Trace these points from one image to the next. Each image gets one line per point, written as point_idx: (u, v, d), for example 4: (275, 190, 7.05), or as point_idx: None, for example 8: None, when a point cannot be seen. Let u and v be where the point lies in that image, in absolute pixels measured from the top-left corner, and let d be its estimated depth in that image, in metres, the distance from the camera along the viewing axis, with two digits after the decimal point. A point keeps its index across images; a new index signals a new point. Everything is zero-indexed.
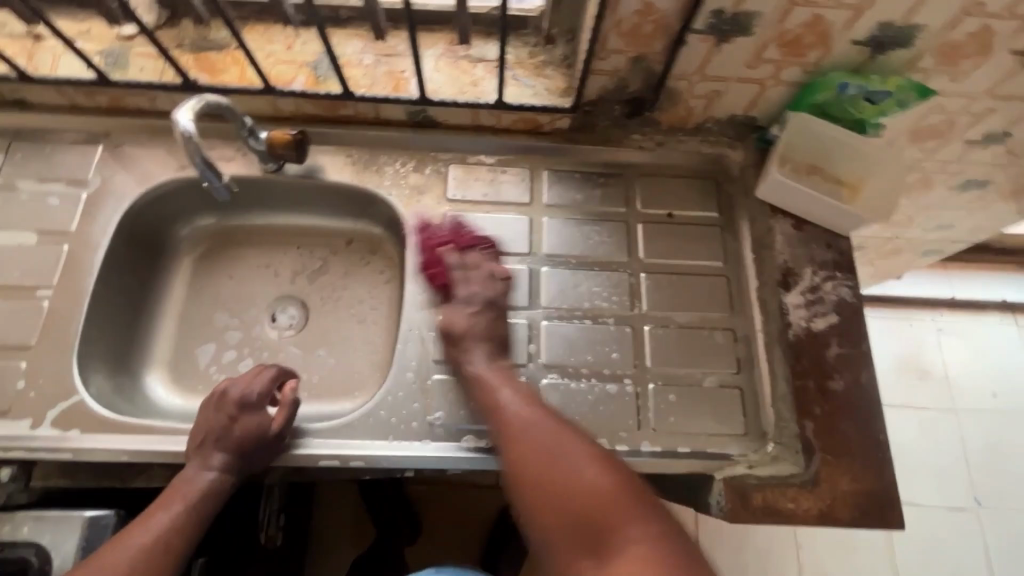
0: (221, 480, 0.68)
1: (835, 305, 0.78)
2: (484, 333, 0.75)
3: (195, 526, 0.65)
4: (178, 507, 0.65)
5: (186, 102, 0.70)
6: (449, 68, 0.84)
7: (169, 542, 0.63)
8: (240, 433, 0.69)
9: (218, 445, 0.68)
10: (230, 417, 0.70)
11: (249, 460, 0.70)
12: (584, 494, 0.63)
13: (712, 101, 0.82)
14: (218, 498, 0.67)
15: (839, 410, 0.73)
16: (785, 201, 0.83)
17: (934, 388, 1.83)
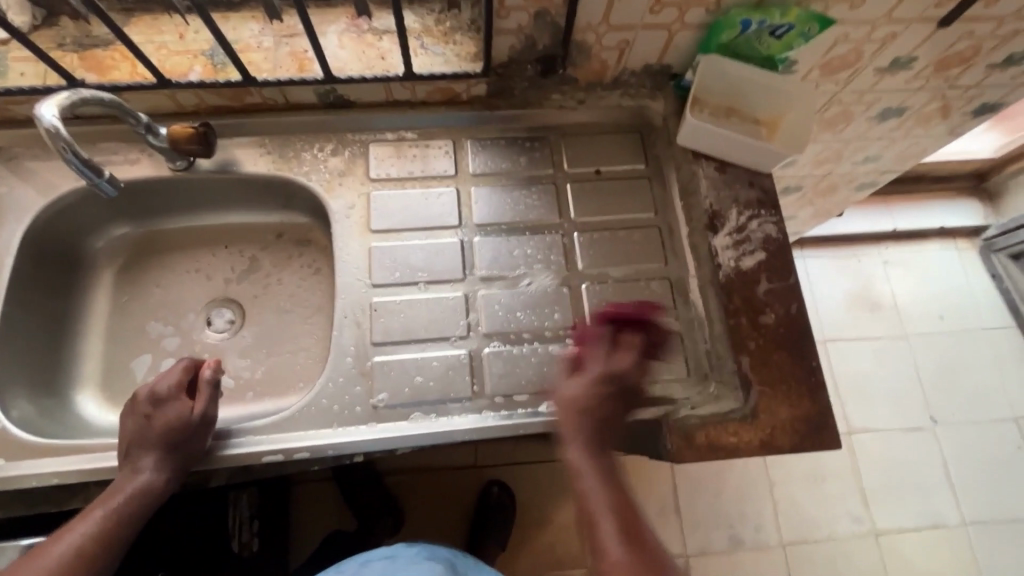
0: (153, 481, 0.66)
1: (761, 242, 0.79)
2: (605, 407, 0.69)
3: (120, 532, 0.64)
4: (98, 519, 0.63)
5: (55, 94, 0.64)
6: (354, 44, 0.81)
7: (86, 554, 0.62)
8: (160, 427, 0.67)
9: (144, 446, 0.66)
10: (149, 413, 0.68)
11: (178, 455, 0.67)
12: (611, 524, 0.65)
13: (623, 52, 0.81)
14: (146, 502, 0.65)
15: (772, 343, 0.75)
16: (705, 144, 0.83)
17: (885, 318, 1.90)
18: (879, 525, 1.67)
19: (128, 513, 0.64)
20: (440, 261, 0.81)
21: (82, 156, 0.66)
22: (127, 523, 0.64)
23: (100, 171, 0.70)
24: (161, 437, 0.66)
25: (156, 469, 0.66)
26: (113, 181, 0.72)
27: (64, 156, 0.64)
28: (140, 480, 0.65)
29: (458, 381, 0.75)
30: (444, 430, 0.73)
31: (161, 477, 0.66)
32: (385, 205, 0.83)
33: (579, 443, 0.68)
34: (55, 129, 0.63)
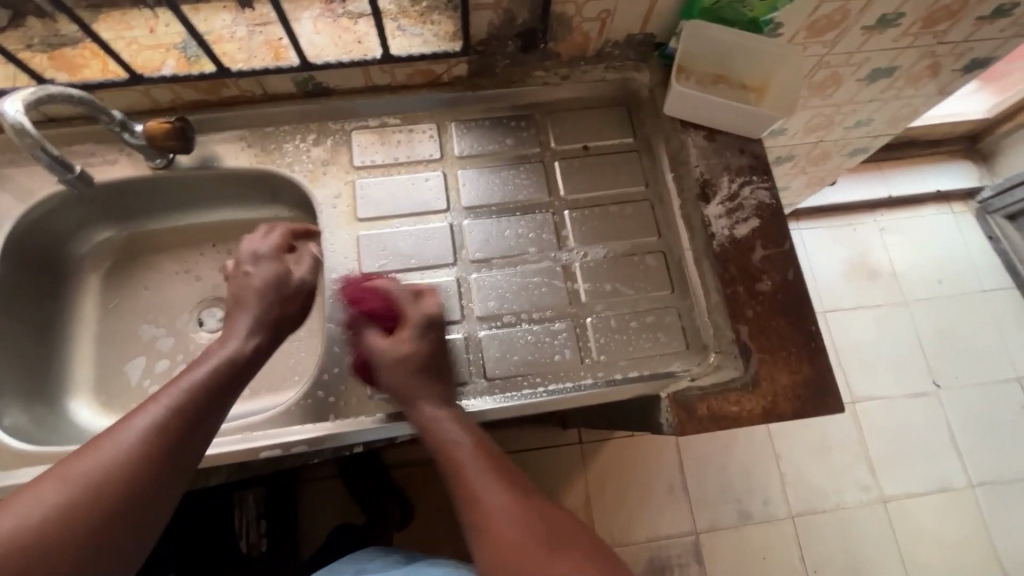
0: (244, 347, 0.63)
1: (754, 209, 0.78)
2: (427, 356, 0.69)
3: (202, 410, 0.57)
4: (184, 387, 0.57)
5: (21, 90, 0.62)
6: (330, 28, 0.79)
7: (178, 421, 0.55)
8: (258, 284, 0.68)
9: (241, 304, 0.67)
10: (245, 273, 0.70)
11: (274, 319, 0.68)
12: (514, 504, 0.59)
13: (605, 22, 0.79)
14: (233, 371, 0.61)
15: (771, 309, 0.74)
16: (693, 112, 0.81)
17: (883, 285, 1.90)
18: (887, 491, 1.67)
19: (215, 378, 0.59)
20: (431, 246, 0.80)
21: (54, 154, 0.67)
22: (212, 394, 0.58)
23: (71, 167, 0.72)
24: (257, 294, 0.68)
25: (247, 334, 0.64)
26: (83, 172, 0.74)
27: (32, 153, 0.65)
28: (229, 347, 0.63)
29: (455, 365, 0.74)
30: None
31: (254, 342, 0.64)
32: (371, 192, 0.82)
33: (432, 400, 0.67)
34: (22, 125, 0.62)
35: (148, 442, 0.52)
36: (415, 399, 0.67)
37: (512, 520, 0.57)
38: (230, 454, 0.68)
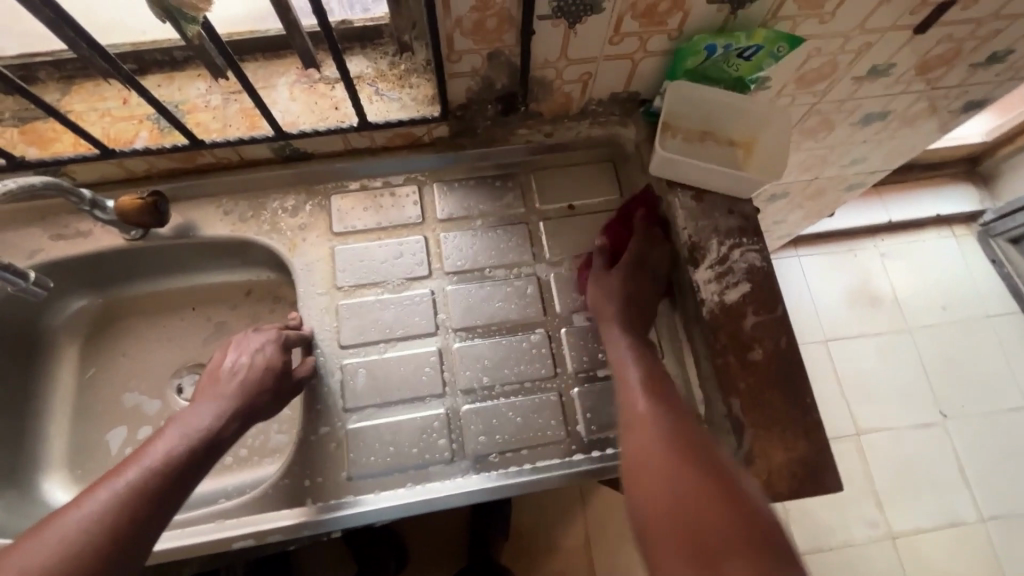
0: (211, 426, 0.63)
1: (745, 273, 0.76)
2: (617, 295, 0.75)
3: (181, 472, 0.58)
4: (162, 451, 0.58)
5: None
6: (306, 95, 0.77)
7: (151, 486, 0.56)
8: (266, 370, 0.69)
9: (221, 383, 0.68)
10: (260, 348, 0.70)
11: (256, 400, 0.67)
12: (690, 500, 0.53)
13: (587, 83, 0.77)
14: (209, 442, 0.62)
15: (764, 381, 0.71)
16: (678, 174, 0.79)
17: (886, 313, 1.86)
18: (896, 527, 1.62)
19: (192, 445, 0.60)
20: (412, 316, 0.77)
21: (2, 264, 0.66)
22: (182, 467, 0.59)
23: (25, 275, 0.69)
24: (237, 385, 0.67)
25: (224, 412, 0.65)
26: (32, 275, 0.70)
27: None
28: (200, 420, 0.63)
29: (436, 442, 0.72)
30: (423, 497, 0.69)
31: (231, 418, 0.65)
32: (351, 259, 0.80)
33: (616, 326, 0.74)
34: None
35: (121, 503, 0.53)
36: (602, 324, 0.75)
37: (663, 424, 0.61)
38: (205, 544, 0.66)
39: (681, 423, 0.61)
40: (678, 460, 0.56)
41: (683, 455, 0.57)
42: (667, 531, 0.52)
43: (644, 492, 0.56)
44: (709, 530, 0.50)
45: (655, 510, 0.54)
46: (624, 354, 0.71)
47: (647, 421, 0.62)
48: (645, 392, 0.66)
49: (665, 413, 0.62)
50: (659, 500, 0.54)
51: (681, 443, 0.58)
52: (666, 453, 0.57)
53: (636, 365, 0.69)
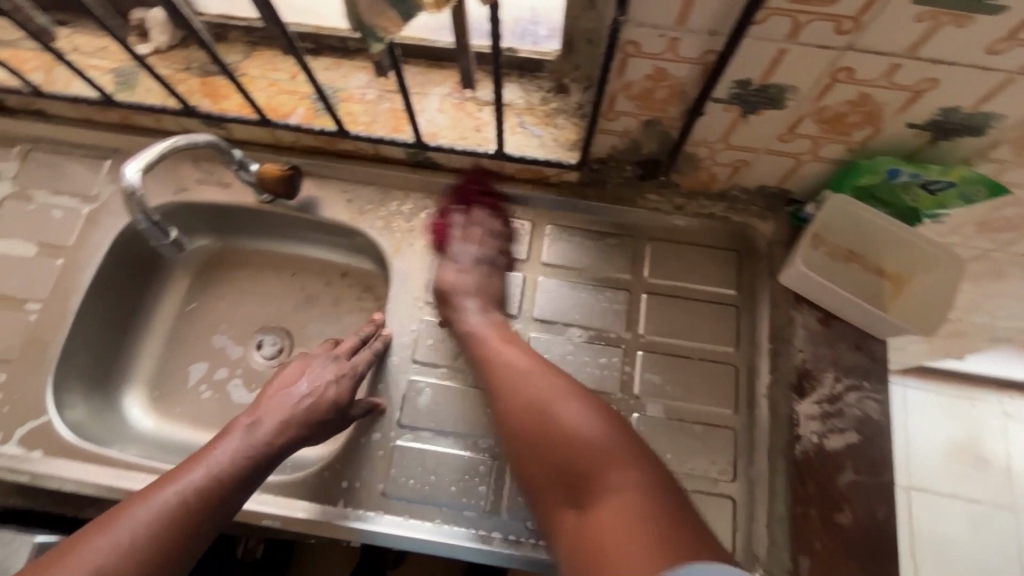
0: (269, 439, 0.62)
1: (856, 422, 0.67)
2: (474, 288, 0.74)
3: (236, 487, 0.59)
4: (222, 462, 0.59)
5: (155, 145, 0.64)
6: (454, 110, 0.78)
7: (207, 497, 0.57)
8: (328, 401, 0.67)
9: (282, 396, 0.66)
10: (332, 379, 0.68)
11: (318, 424, 0.66)
12: (575, 445, 0.59)
13: (738, 169, 0.72)
14: (266, 459, 0.62)
15: (845, 550, 0.63)
16: (811, 291, 0.71)
17: (991, 479, 1.62)
18: None
19: (250, 462, 0.61)
20: None
21: (151, 216, 0.66)
22: (235, 486, 0.59)
23: (167, 231, 0.70)
24: (297, 404, 0.66)
25: (284, 430, 0.64)
26: (176, 241, 0.71)
27: (133, 214, 0.65)
28: (257, 436, 0.62)
29: (476, 488, 0.69)
30: (449, 540, 0.67)
31: (290, 439, 0.64)
32: None
33: (475, 309, 0.73)
34: (133, 188, 0.63)
35: (176, 513, 0.56)
36: (455, 298, 0.74)
37: (528, 379, 0.65)
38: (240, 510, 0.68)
39: (548, 367, 0.66)
40: (558, 409, 0.62)
41: (528, 407, 0.63)
42: (549, 475, 0.60)
43: (527, 443, 0.62)
44: (598, 467, 0.57)
45: (536, 457, 0.61)
46: (483, 333, 0.71)
47: (503, 362, 0.67)
48: (509, 344, 0.70)
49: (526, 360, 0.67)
50: (541, 444, 0.61)
51: (558, 392, 0.63)
52: (538, 401, 0.63)
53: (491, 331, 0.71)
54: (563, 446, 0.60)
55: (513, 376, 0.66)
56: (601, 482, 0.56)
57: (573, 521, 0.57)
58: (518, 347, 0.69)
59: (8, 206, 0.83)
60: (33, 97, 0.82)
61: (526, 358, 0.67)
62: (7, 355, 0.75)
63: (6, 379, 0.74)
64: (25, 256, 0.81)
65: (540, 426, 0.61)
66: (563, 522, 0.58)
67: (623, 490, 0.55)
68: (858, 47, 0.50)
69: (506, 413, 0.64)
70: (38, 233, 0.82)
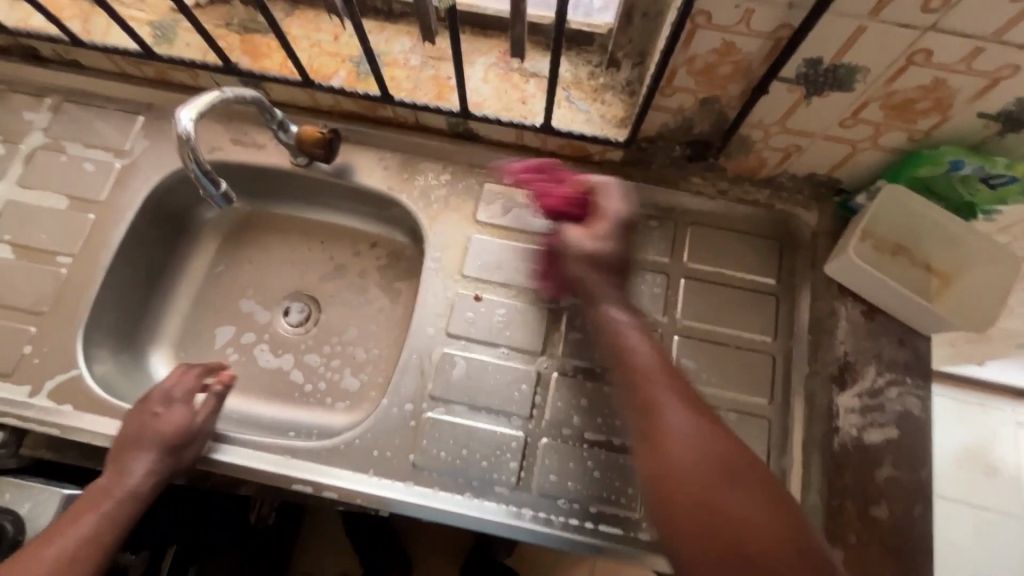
0: (143, 484, 0.63)
1: (896, 417, 0.66)
2: (605, 262, 0.67)
3: (102, 544, 0.59)
4: (85, 528, 0.59)
5: (199, 97, 0.63)
6: (499, 81, 0.76)
7: (75, 569, 0.57)
8: (172, 428, 0.66)
9: (140, 443, 0.64)
10: (155, 412, 0.67)
11: (178, 454, 0.66)
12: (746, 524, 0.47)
13: (790, 155, 0.70)
14: (133, 509, 0.62)
15: (880, 543, 0.62)
16: (858, 283, 0.70)
17: (999, 486, 1.62)
18: None
19: (111, 517, 0.61)
20: (524, 329, 0.75)
21: (201, 163, 0.61)
22: (103, 545, 0.59)
23: (219, 183, 0.64)
24: (152, 443, 0.65)
25: (145, 474, 0.63)
26: (228, 196, 0.65)
27: (185, 164, 0.61)
28: (115, 494, 0.62)
29: (508, 464, 0.69)
30: (479, 515, 0.67)
31: (152, 478, 0.64)
32: (483, 251, 0.78)
33: (618, 306, 0.65)
34: (186, 135, 0.61)
35: None
36: (595, 298, 0.66)
37: (689, 433, 0.52)
38: (270, 474, 0.69)
39: (715, 420, 0.54)
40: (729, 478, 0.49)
41: (701, 458, 0.50)
42: (705, 548, 0.47)
43: (677, 496, 0.49)
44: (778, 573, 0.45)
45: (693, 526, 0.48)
46: (623, 331, 0.62)
47: (683, 424, 0.52)
48: (674, 381, 0.56)
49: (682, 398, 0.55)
50: (703, 515, 0.48)
51: (724, 451, 0.51)
52: (714, 466, 0.50)
53: (638, 344, 0.60)
54: (734, 526, 0.47)
55: (680, 431, 0.52)
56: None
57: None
58: (645, 337, 0.62)
59: (41, 156, 0.82)
60: (69, 46, 0.81)
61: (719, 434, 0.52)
62: (38, 308, 0.75)
63: (37, 332, 0.73)
64: (56, 209, 0.80)
65: (700, 501, 0.48)
66: None
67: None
68: (942, 28, 0.49)
69: (656, 467, 0.51)
70: (69, 186, 0.81)
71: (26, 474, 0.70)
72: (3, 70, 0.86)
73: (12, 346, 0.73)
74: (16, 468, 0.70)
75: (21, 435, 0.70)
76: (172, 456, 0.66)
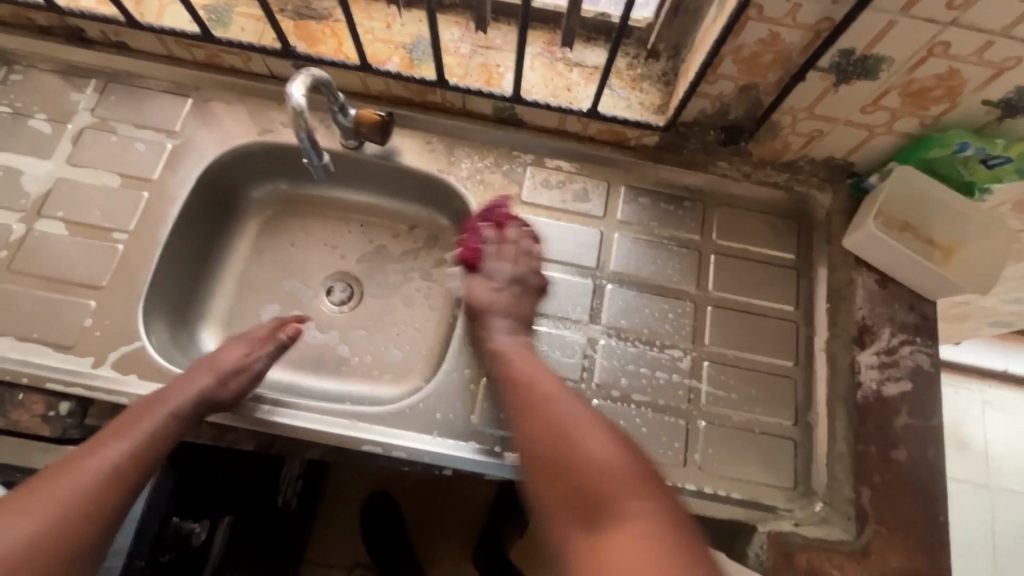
0: (192, 405, 0.67)
1: (910, 372, 0.75)
2: (507, 310, 0.74)
3: (154, 451, 0.63)
4: (140, 432, 0.63)
5: (298, 74, 0.67)
6: (545, 69, 0.82)
7: (129, 465, 0.61)
8: (230, 363, 0.71)
9: (198, 366, 0.69)
10: (219, 349, 0.72)
11: (230, 385, 0.70)
12: (604, 471, 0.58)
13: (812, 140, 0.78)
14: (179, 424, 0.65)
15: (901, 482, 0.71)
16: (874, 254, 0.78)
17: (969, 460, 1.74)
18: None
19: (163, 426, 0.64)
20: (570, 301, 0.80)
21: (310, 134, 0.68)
22: (153, 450, 0.63)
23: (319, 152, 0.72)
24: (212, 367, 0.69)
25: (200, 393, 0.67)
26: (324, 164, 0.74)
27: (297, 133, 0.68)
28: (168, 406, 0.65)
29: None
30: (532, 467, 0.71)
31: (204, 402, 0.67)
32: (529, 228, 0.83)
33: (502, 330, 0.73)
34: (298, 108, 0.66)
35: (101, 479, 0.59)
36: (485, 320, 0.74)
37: (582, 426, 0.61)
38: (338, 437, 0.72)
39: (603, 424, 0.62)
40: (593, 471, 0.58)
41: (609, 446, 0.60)
42: (569, 492, 0.58)
43: (554, 467, 0.59)
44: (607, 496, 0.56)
45: (571, 487, 0.58)
46: (523, 357, 0.70)
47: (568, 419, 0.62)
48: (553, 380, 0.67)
49: (576, 403, 0.64)
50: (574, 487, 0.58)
51: (604, 433, 0.61)
52: (569, 441, 0.60)
53: (545, 372, 0.68)
54: (577, 481, 0.58)
55: (552, 420, 0.62)
56: (610, 512, 0.55)
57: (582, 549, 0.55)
58: (541, 364, 0.69)
59: (90, 136, 0.83)
60: (121, 27, 0.82)
61: (585, 416, 0.63)
62: (97, 282, 0.76)
63: (97, 305, 0.75)
64: (108, 185, 0.81)
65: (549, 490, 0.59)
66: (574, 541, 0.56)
67: (636, 522, 0.54)
68: (959, 24, 0.57)
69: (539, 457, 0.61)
70: (120, 164, 0.82)
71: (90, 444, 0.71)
72: (47, 50, 0.87)
73: (72, 319, 0.74)
74: (81, 437, 0.71)
75: (86, 405, 0.71)
76: (226, 386, 0.69)
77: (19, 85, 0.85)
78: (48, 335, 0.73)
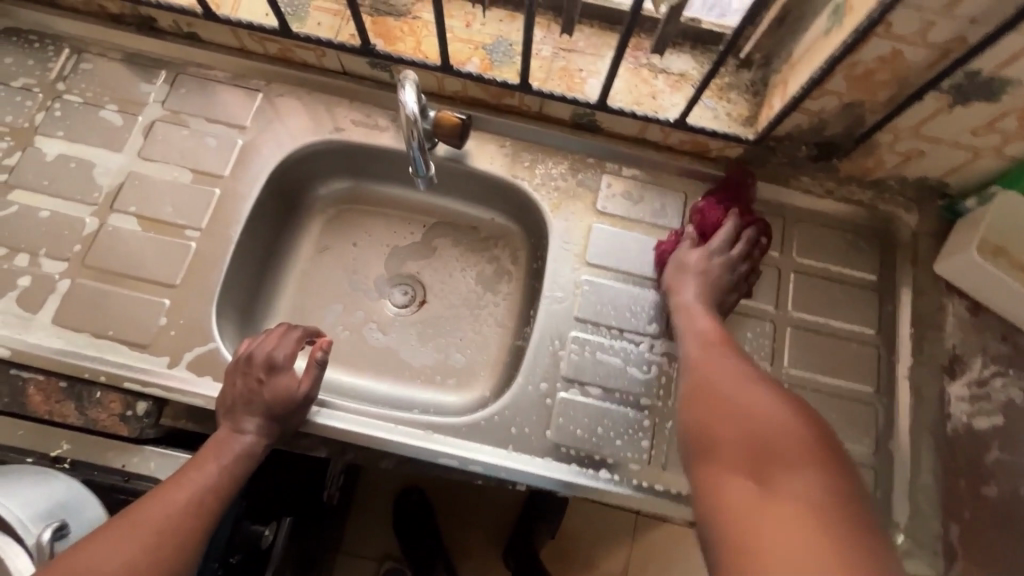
0: (255, 443, 0.65)
1: (1004, 407, 0.72)
2: (714, 275, 0.73)
3: (227, 491, 0.61)
4: (215, 471, 0.61)
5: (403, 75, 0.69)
6: (630, 75, 0.79)
7: (205, 506, 0.59)
8: (275, 395, 0.66)
9: (249, 407, 0.66)
10: (258, 380, 0.66)
11: (283, 418, 0.67)
12: (776, 423, 0.51)
13: (909, 159, 0.74)
14: (248, 464, 0.64)
15: (990, 518, 0.69)
16: (968, 281, 0.75)
17: None
18: None
19: (231, 466, 0.62)
20: (646, 316, 0.78)
21: (420, 143, 0.71)
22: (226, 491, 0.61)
23: (427, 160, 0.75)
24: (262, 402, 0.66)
25: (257, 431, 0.65)
26: (430, 175, 0.76)
27: (410, 142, 0.70)
28: (230, 447, 0.64)
29: (640, 443, 0.72)
30: (581, 481, 0.71)
31: (263, 438, 0.66)
32: (604, 239, 0.81)
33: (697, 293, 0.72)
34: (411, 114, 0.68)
35: (179, 521, 0.57)
36: (676, 284, 0.74)
37: (739, 380, 0.58)
38: (412, 449, 0.70)
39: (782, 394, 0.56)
40: (766, 394, 0.55)
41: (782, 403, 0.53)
42: (735, 437, 0.51)
43: (711, 413, 0.55)
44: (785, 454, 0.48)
45: (728, 417, 0.54)
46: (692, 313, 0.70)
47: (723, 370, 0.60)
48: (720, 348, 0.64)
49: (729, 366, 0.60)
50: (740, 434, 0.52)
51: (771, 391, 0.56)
52: (738, 402, 0.54)
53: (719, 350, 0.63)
54: (742, 425, 0.52)
55: (713, 376, 0.59)
56: (783, 467, 0.47)
57: (738, 490, 0.47)
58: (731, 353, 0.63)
59: (160, 129, 0.82)
60: (194, 18, 0.80)
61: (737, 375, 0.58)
62: (171, 280, 0.75)
63: (172, 304, 0.74)
64: (180, 181, 0.80)
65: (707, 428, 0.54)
66: (729, 487, 0.48)
67: (807, 485, 0.46)
68: None
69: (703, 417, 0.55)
70: (192, 160, 0.81)
71: (164, 444, 0.71)
72: (116, 39, 0.85)
73: (147, 318, 0.73)
74: (156, 437, 0.70)
75: (162, 405, 0.71)
76: (279, 419, 0.67)
77: (89, 75, 0.83)
78: (125, 334, 0.72)
